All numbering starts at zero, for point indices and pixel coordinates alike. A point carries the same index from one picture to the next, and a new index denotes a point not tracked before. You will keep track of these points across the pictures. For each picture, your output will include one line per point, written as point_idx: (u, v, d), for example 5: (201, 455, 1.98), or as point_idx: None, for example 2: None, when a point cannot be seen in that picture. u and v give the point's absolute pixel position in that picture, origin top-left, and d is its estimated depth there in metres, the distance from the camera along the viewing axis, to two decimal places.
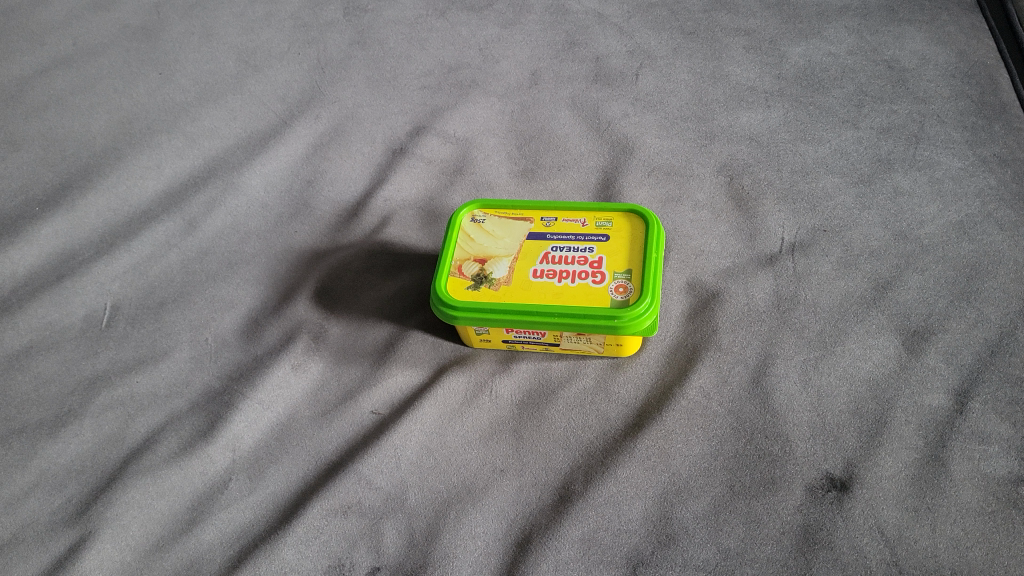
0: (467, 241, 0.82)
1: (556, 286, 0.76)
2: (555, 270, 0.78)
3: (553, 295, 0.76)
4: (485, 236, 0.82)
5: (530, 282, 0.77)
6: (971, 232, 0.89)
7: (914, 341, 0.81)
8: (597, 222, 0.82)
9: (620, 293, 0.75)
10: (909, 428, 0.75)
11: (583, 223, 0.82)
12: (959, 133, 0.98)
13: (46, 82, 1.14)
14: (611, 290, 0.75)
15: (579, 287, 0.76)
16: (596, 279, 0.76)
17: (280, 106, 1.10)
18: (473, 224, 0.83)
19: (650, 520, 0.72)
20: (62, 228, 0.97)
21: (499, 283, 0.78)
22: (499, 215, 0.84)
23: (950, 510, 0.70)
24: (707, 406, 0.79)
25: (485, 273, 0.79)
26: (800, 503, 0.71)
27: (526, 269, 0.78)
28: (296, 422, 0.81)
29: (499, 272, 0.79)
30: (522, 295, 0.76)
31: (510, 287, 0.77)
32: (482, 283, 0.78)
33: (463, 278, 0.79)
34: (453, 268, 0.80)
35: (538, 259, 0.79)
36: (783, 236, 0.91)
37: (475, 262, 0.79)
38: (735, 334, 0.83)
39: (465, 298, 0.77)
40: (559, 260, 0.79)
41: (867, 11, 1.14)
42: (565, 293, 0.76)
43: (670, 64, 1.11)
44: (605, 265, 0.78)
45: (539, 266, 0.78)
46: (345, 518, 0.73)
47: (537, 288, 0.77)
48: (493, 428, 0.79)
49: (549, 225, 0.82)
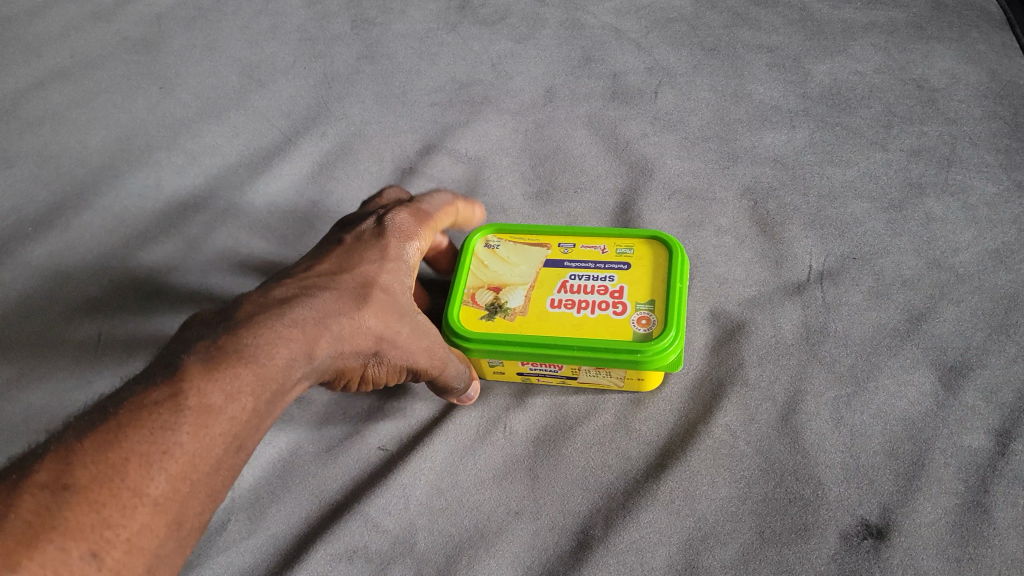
0: (480, 268, 0.78)
1: (575, 316, 0.73)
2: (573, 300, 0.74)
3: (573, 326, 0.72)
4: (499, 262, 0.78)
5: (547, 313, 0.74)
6: (1008, 261, 0.85)
7: (951, 377, 0.77)
8: (617, 249, 0.78)
9: (643, 324, 0.72)
10: (949, 470, 0.72)
11: (602, 249, 0.79)
12: (993, 155, 0.95)
13: (43, 95, 1.09)
14: (633, 322, 0.72)
15: (600, 319, 0.72)
16: (617, 311, 0.73)
17: (285, 123, 1.06)
18: (487, 250, 0.80)
19: (674, 569, 0.67)
20: (55, 250, 0.93)
21: (514, 313, 0.74)
22: (515, 239, 0.81)
23: (995, 561, 0.66)
24: (734, 446, 0.74)
25: (500, 301, 0.75)
26: (834, 551, 0.67)
27: (543, 298, 0.75)
28: (299, 458, 0.76)
29: (515, 301, 0.75)
30: (540, 326, 0.73)
31: (526, 317, 0.74)
32: (497, 312, 0.74)
33: (476, 308, 0.75)
34: (466, 296, 0.76)
35: (557, 287, 0.76)
36: (811, 264, 0.87)
37: (489, 290, 0.76)
38: (763, 368, 0.79)
39: (478, 328, 0.73)
40: (578, 289, 0.75)
41: (894, 29, 1.10)
42: (586, 324, 0.72)
43: (690, 82, 1.07)
44: (626, 295, 0.74)
45: (557, 296, 0.75)
46: (350, 563, 0.69)
47: (555, 319, 0.73)
48: (507, 467, 0.75)
49: (567, 251, 0.79)
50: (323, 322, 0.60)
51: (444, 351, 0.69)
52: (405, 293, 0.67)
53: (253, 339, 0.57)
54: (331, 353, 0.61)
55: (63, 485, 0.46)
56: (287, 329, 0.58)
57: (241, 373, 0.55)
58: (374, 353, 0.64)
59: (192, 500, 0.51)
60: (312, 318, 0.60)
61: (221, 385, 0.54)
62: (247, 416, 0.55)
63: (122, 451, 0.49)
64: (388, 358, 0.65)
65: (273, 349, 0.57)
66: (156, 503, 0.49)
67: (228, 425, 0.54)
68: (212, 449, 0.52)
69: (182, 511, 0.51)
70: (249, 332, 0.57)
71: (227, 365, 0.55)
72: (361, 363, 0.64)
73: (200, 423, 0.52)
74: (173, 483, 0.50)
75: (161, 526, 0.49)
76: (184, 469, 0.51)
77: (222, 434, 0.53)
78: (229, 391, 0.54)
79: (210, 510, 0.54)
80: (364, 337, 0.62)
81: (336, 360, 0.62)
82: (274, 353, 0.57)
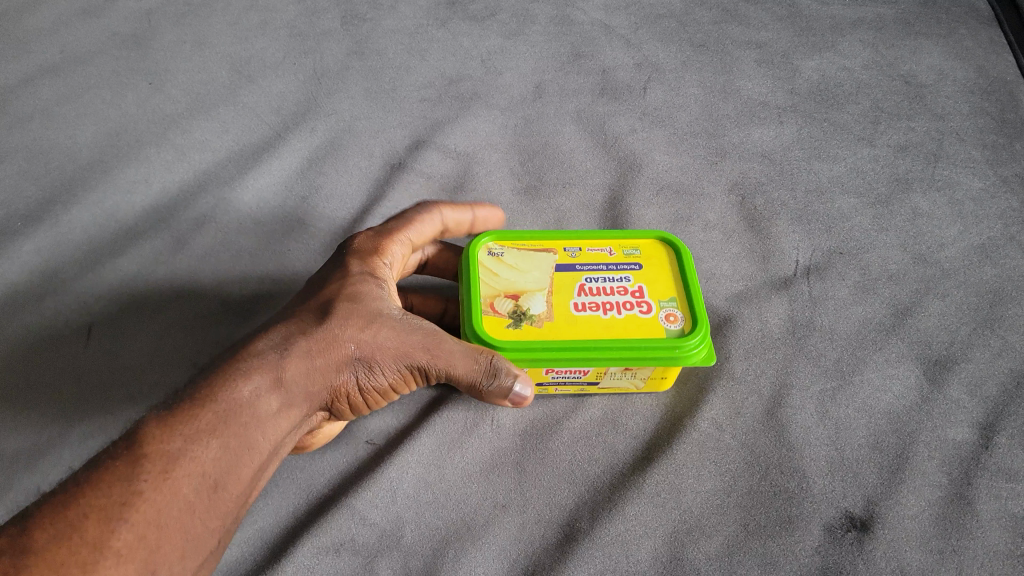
0: (491, 276, 0.78)
1: (604, 318, 0.74)
2: (597, 302, 0.76)
3: (603, 327, 0.73)
4: (509, 270, 0.78)
5: (574, 316, 0.74)
6: (994, 256, 0.86)
7: (936, 371, 0.78)
8: (625, 251, 0.81)
9: (672, 321, 0.74)
10: (932, 463, 0.72)
11: (610, 252, 0.81)
12: (979, 151, 0.95)
13: (32, 91, 1.09)
14: (662, 319, 0.74)
15: (629, 318, 0.74)
16: (643, 309, 0.75)
17: (275, 119, 1.06)
18: (493, 259, 0.80)
19: (659, 561, 0.67)
20: (43, 243, 0.93)
21: (540, 318, 0.74)
22: (518, 249, 0.81)
23: (977, 553, 0.67)
24: (720, 439, 0.75)
25: (522, 308, 0.75)
26: (818, 543, 0.68)
27: (565, 303, 0.76)
28: (287, 452, 0.76)
29: (538, 307, 0.75)
30: (570, 330, 0.73)
31: (554, 322, 0.74)
32: (522, 319, 0.74)
33: (500, 316, 0.74)
34: (485, 305, 0.75)
35: (575, 291, 0.77)
36: (798, 258, 0.88)
37: (508, 297, 0.76)
38: (749, 362, 0.80)
39: (507, 336, 0.72)
40: (597, 291, 0.77)
41: (882, 25, 1.10)
42: (617, 324, 0.74)
43: (679, 77, 1.07)
44: (647, 295, 0.77)
45: (578, 299, 0.76)
46: (337, 556, 0.69)
47: (583, 322, 0.74)
48: (494, 460, 0.75)
49: (575, 256, 0.81)
50: (283, 350, 0.65)
51: (446, 338, 0.69)
52: (375, 300, 0.70)
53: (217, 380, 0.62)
54: (306, 372, 0.65)
55: (21, 549, 0.51)
56: (245, 365, 0.63)
57: (196, 415, 0.59)
58: (361, 360, 0.68)
59: (166, 544, 0.55)
60: (271, 350, 0.65)
61: (179, 430, 0.58)
62: (217, 455, 0.59)
63: (80, 507, 0.53)
64: (380, 361, 0.68)
65: (231, 386, 0.61)
66: (122, 548, 0.53)
67: (196, 466, 0.58)
68: (177, 493, 0.56)
69: (157, 555, 0.54)
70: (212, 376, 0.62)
71: (185, 410, 0.59)
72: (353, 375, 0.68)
73: (160, 470, 0.56)
74: (134, 531, 0.53)
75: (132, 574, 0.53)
76: (151, 516, 0.54)
77: (190, 476, 0.57)
78: (185, 436, 0.58)
79: (198, 553, 0.57)
80: (333, 351, 0.67)
81: (315, 379, 0.66)
82: (236, 388, 0.62)
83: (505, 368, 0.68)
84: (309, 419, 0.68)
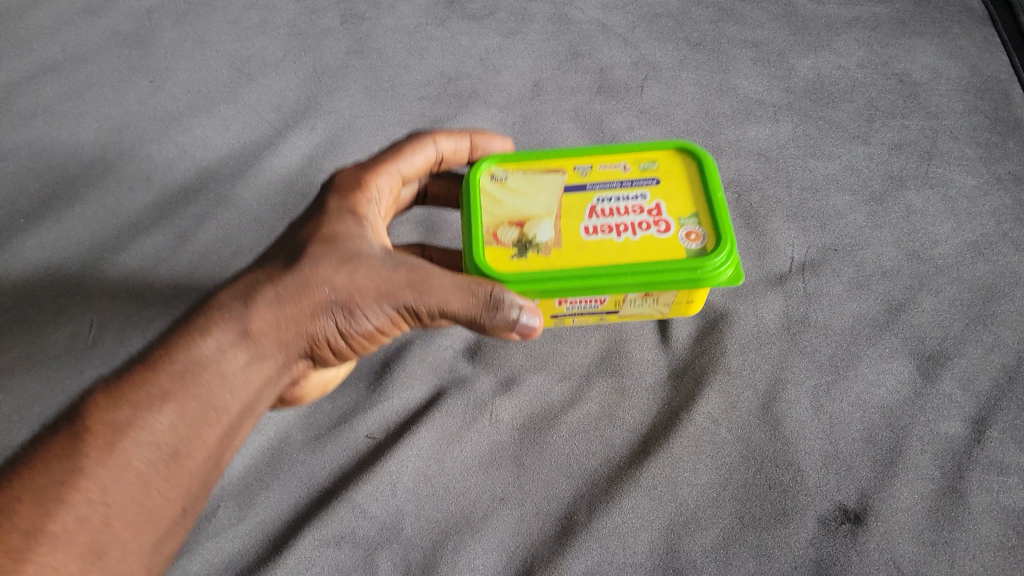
0: (495, 204, 0.77)
1: (617, 242, 0.73)
2: (609, 225, 0.74)
3: (617, 252, 0.72)
4: (515, 196, 0.77)
5: (584, 242, 0.73)
6: (986, 252, 0.87)
7: (930, 366, 0.79)
8: (640, 166, 0.79)
9: (693, 239, 0.73)
10: (925, 457, 0.73)
11: (625, 167, 0.79)
12: (973, 149, 0.96)
13: (35, 89, 1.10)
14: (682, 238, 0.73)
15: (646, 240, 0.73)
16: (661, 229, 0.74)
17: (275, 116, 1.07)
18: (499, 186, 0.79)
19: (655, 553, 0.69)
20: (47, 241, 0.94)
21: (547, 246, 0.73)
22: (524, 173, 0.80)
23: (968, 546, 0.68)
24: (716, 433, 0.76)
25: (528, 237, 0.74)
26: (812, 536, 0.69)
27: (574, 227, 0.74)
28: (288, 447, 0.77)
29: (545, 235, 0.74)
30: (580, 257, 0.72)
31: (563, 249, 0.73)
32: (528, 248, 0.73)
33: (503, 246, 0.73)
34: (488, 236, 0.74)
35: (586, 214, 0.75)
36: (793, 255, 0.89)
37: (513, 225, 0.75)
38: (744, 357, 0.81)
39: (512, 268, 0.72)
40: (609, 213, 0.75)
41: (877, 24, 1.11)
42: (632, 247, 0.72)
43: (675, 76, 1.08)
44: (665, 212, 0.75)
45: (588, 222, 0.74)
46: (338, 549, 0.71)
47: (595, 247, 0.72)
48: (492, 454, 0.76)
49: (586, 174, 0.79)
50: (251, 299, 0.64)
51: (433, 274, 0.67)
52: (353, 240, 0.69)
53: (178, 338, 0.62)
54: (276, 320, 0.65)
55: None
56: (210, 318, 0.63)
57: (148, 380, 0.59)
58: (338, 301, 0.66)
59: (115, 523, 0.54)
60: (238, 300, 0.64)
61: (133, 394, 0.58)
62: (172, 418, 0.59)
63: (24, 485, 0.53)
64: (360, 301, 0.67)
65: (193, 343, 0.61)
66: (70, 524, 0.52)
67: (148, 435, 0.57)
68: (129, 464, 0.56)
69: (107, 533, 0.54)
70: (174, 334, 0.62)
71: (139, 375, 0.59)
72: (334, 317, 0.67)
73: (107, 440, 0.56)
74: (83, 506, 0.53)
75: (80, 553, 0.52)
76: (100, 487, 0.54)
77: (142, 446, 0.57)
78: (135, 403, 0.58)
79: (156, 526, 0.57)
80: (305, 293, 0.65)
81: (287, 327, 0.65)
82: (198, 344, 0.61)
83: (507, 301, 0.66)
84: (291, 363, 0.68)
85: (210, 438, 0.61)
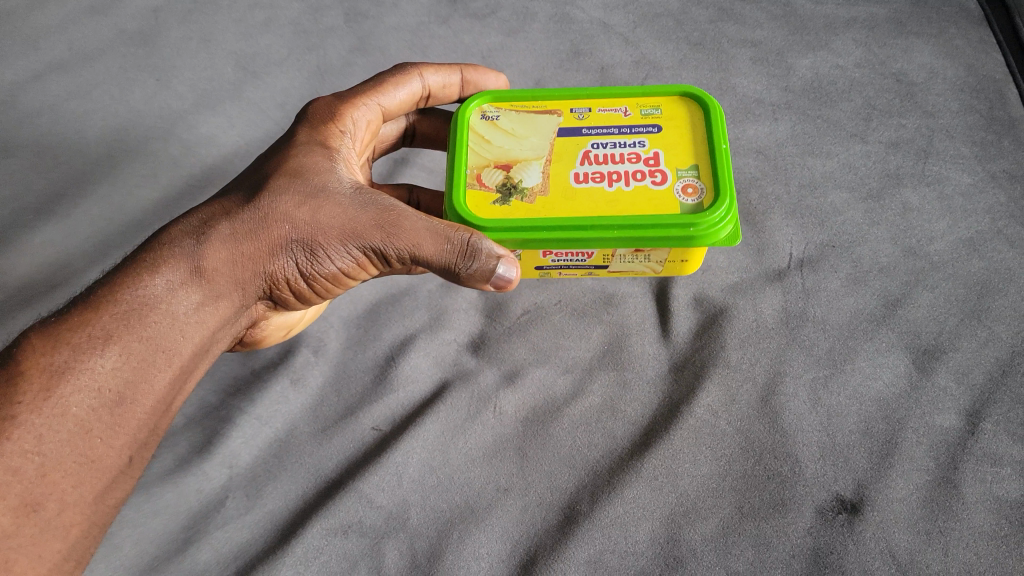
0: (485, 147, 0.79)
1: (608, 191, 0.74)
2: (602, 173, 0.76)
3: (608, 202, 0.74)
4: (506, 140, 0.80)
5: (573, 189, 0.75)
6: (981, 249, 0.89)
7: (925, 360, 0.80)
8: (641, 112, 0.81)
9: (690, 193, 0.74)
10: (920, 448, 0.75)
11: (625, 113, 0.81)
12: (968, 148, 0.98)
13: (41, 86, 1.10)
14: (678, 192, 0.74)
15: (640, 192, 0.74)
16: (657, 180, 0.75)
17: (279, 114, 1.11)
18: (491, 128, 0.81)
19: (656, 542, 0.71)
20: (54, 237, 0.96)
21: (534, 193, 0.75)
22: (518, 116, 0.82)
23: (962, 535, 0.70)
24: (715, 425, 0.77)
25: (514, 181, 0.76)
26: (809, 525, 0.71)
27: (565, 174, 0.76)
28: (295, 438, 0.79)
29: (532, 180, 0.76)
30: (568, 205, 0.74)
31: (550, 197, 0.75)
32: (514, 194, 0.75)
33: (488, 191, 0.76)
34: (473, 179, 0.77)
35: (578, 161, 0.77)
36: (792, 252, 0.90)
37: (500, 169, 0.77)
38: (743, 351, 0.82)
39: (493, 216, 0.74)
40: (604, 160, 0.77)
41: (875, 24, 1.13)
42: (624, 198, 0.74)
43: (675, 75, 1.10)
44: (663, 163, 0.77)
45: (580, 170, 0.76)
46: (345, 538, 0.72)
47: (584, 195, 0.74)
48: (496, 446, 0.77)
49: (583, 119, 0.81)
50: (203, 236, 0.69)
51: (403, 216, 0.70)
52: (318, 175, 0.72)
53: (129, 274, 0.67)
54: (231, 257, 0.70)
55: None
56: (163, 255, 0.68)
57: (93, 323, 0.64)
58: (297, 240, 0.71)
59: (52, 474, 0.60)
60: (191, 240, 0.69)
61: (78, 335, 0.63)
62: (116, 363, 0.64)
63: None
64: (323, 239, 0.71)
65: (142, 282, 0.67)
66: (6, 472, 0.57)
67: (88, 379, 0.63)
68: (70, 414, 0.61)
69: (45, 483, 0.59)
70: (129, 269, 0.68)
71: (86, 316, 0.65)
72: (294, 256, 0.71)
73: (47, 387, 0.61)
74: (22, 456, 0.58)
75: (16, 503, 0.58)
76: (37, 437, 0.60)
77: (83, 393, 0.62)
78: (79, 350, 0.63)
79: (100, 475, 0.63)
80: (263, 232, 0.70)
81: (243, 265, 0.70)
82: (148, 282, 0.67)
83: (485, 250, 0.69)
84: (249, 297, 0.73)
85: (154, 384, 0.66)
